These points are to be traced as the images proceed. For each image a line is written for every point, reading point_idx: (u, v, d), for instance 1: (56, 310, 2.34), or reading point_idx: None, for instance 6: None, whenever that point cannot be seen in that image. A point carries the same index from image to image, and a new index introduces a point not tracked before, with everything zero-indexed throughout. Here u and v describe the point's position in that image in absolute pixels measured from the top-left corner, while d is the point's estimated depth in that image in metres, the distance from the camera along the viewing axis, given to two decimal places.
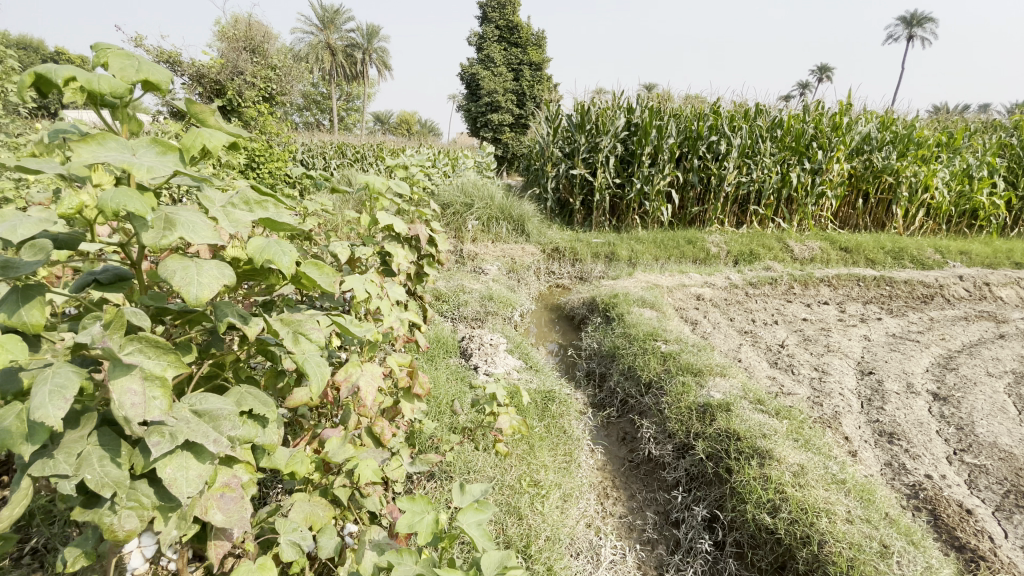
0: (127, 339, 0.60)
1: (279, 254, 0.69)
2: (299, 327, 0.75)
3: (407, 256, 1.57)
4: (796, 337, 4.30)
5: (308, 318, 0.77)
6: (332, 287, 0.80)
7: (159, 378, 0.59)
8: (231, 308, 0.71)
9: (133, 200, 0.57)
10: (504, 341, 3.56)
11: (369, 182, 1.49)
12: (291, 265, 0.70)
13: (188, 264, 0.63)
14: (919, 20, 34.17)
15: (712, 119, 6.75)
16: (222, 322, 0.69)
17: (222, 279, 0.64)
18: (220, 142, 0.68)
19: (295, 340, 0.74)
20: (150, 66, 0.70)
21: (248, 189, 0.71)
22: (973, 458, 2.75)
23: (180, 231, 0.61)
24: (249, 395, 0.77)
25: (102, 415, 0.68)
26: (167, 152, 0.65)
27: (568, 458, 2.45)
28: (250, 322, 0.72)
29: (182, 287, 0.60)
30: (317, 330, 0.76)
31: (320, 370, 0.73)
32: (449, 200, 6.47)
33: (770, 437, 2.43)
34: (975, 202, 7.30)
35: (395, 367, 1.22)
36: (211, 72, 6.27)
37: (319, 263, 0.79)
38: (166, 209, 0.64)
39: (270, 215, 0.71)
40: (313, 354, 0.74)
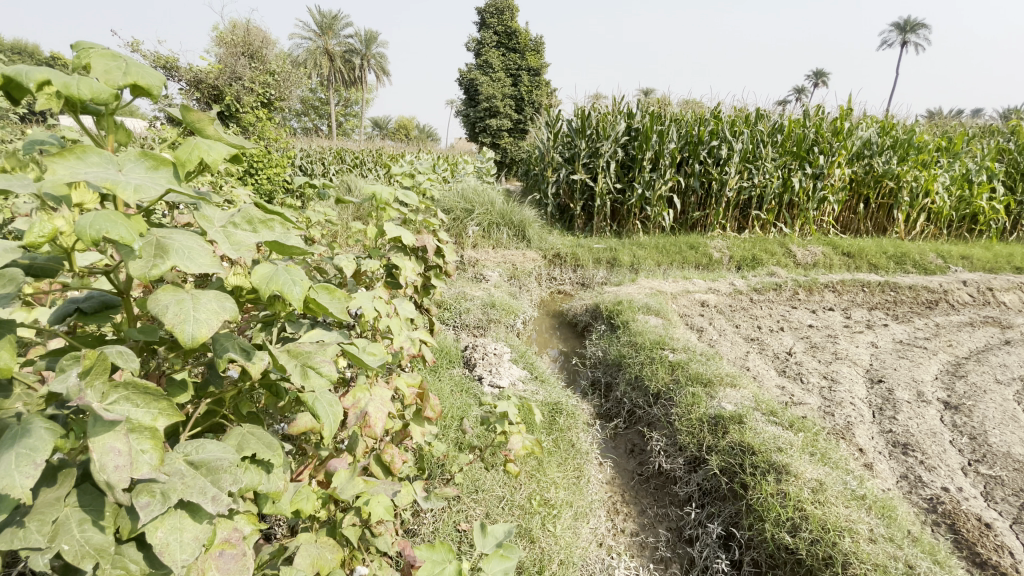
0: (111, 388, 0.53)
1: (288, 284, 0.63)
2: (308, 359, 0.68)
3: (415, 268, 1.51)
4: (802, 344, 4.24)
5: (317, 349, 0.69)
6: (344, 314, 0.73)
7: (148, 429, 0.53)
8: (233, 340, 0.64)
9: (117, 225, 0.50)
10: (508, 350, 3.48)
11: (376, 193, 1.43)
12: (300, 296, 0.63)
13: (182, 297, 0.56)
14: (914, 27, 34.41)
15: (713, 123, 6.72)
16: (222, 357, 0.62)
17: (221, 314, 0.57)
18: (220, 156, 0.62)
19: (303, 375, 0.66)
20: (141, 68, 0.63)
21: (251, 207, 0.64)
22: (989, 469, 2.67)
23: (172, 259, 0.54)
24: (251, 437, 0.70)
25: (82, 471, 0.62)
26: (159, 167, 0.59)
27: (578, 473, 2.38)
28: (256, 356, 0.65)
29: (177, 328, 0.53)
30: (329, 364, 0.68)
31: (332, 410, 0.68)
32: (449, 206, 6.41)
33: (787, 451, 2.36)
34: (976, 206, 7.26)
35: (405, 389, 1.14)
36: (209, 77, 6.23)
37: (329, 286, 0.73)
38: (157, 233, 0.57)
39: (275, 236, 0.63)
40: (324, 393, 0.69)
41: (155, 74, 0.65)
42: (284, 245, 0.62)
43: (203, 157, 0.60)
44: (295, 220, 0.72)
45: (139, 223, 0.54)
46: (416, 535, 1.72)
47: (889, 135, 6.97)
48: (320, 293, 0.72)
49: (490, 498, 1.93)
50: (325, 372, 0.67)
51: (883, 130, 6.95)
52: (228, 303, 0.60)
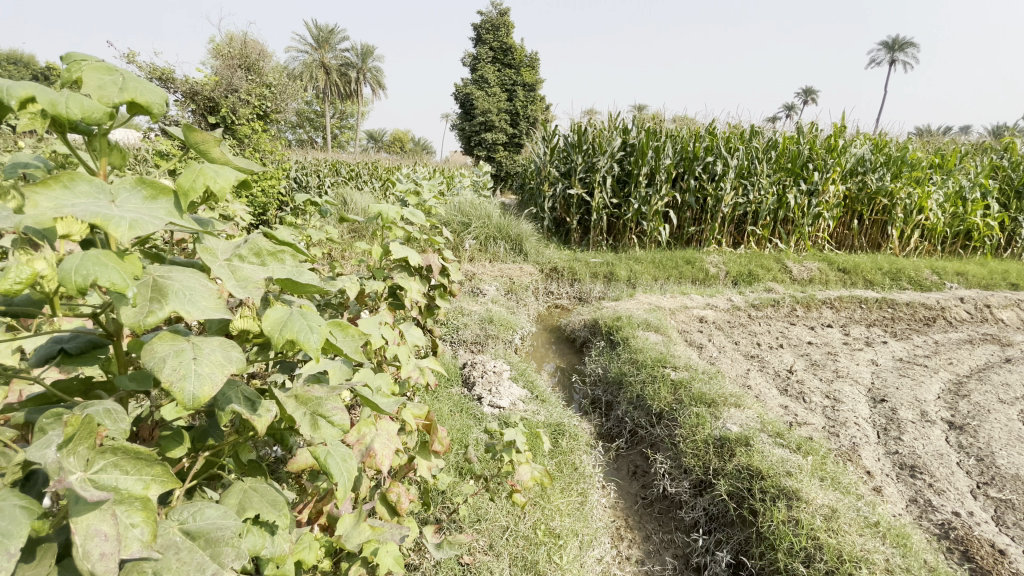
0: (97, 453, 0.47)
1: (304, 331, 0.57)
2: (319, 408, 0.60)
3: (421, 289, 1.44)
4: (803, 361, 4.20)
5: (329, 394, 0.62)
6: (357, 353, 0.67)
7: (139, 500, 0.47)
8: (237, 389, 0.58)
9: (108, 270, 0.45)
10: (508, 367, 3.40)
11: (381, 212, 1.36)
12: (318, 343, 0.57)
13: (182, 348, 0.50)
14: (901, 47, 35.18)
15: (709, 140, 6.75)
16: (225, 411, 0.55)
17: (226, 366, 0.51)
18: (228, 184, 0.56)
19: (313, 424, 0.58)
20: (140, 83, 0.57)
21: (259, 238, 0.58)
22: (998, 493, 2.62)
23: (172, 305, 0.48)
24: (253, 494, 0.64)
25: (61, 546, 0.55)
26: (158, 197, 0.53)
27: (581, 499, 2.30)
28: (263, 407, 0.59)
29: (175, 385, 0.47)
30: (341, 412, 0.60)
31: (346, 466, 0.64)
32: (446, 219, 6.39)
33: (796, 475, 2.30)
34: (969, 223, 7.31)
35: (412, 420, 1.06)
36: (205, 89, 6.20)
37: (342, 323, 0.68)
38: (155, 272, 0.52)
39: (288, 272, 0.58)
40: (336, 448, 0.64)
41: (155, 89, 0.59)
42: (297, 279, 0.56)
43: (208, 185, 0.54)
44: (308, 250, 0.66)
45: (134, 264, 0.48)
46: (417, 570, 1.65)
47: (882, 153, 7.03)
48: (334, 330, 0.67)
49: (493, 529, 1.87)
50: (339, 423, 0.59)
51: (876, 148, 7.01)
52: (235, 352, 0.54)
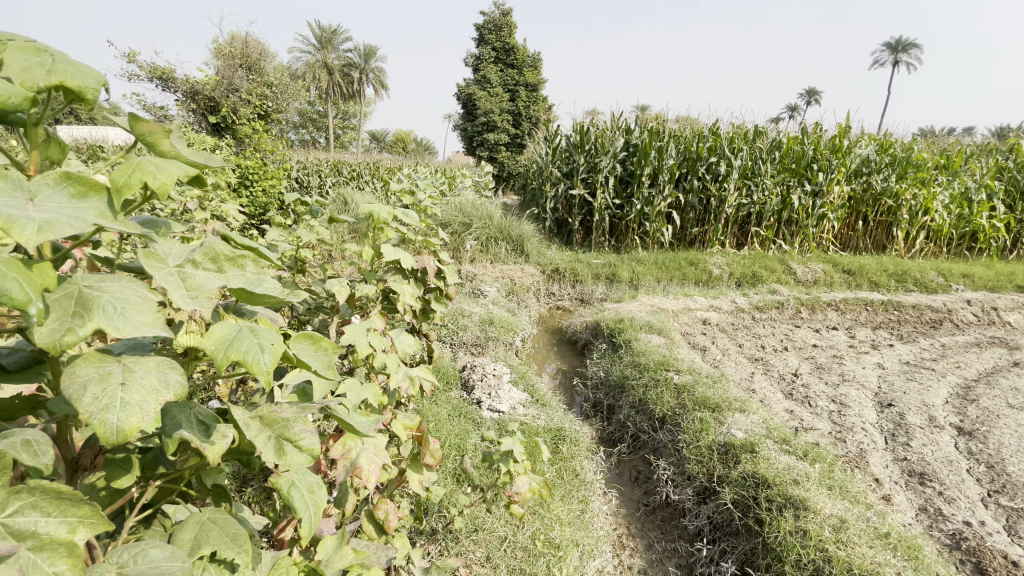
0: (12, 494, 0.43)
1: (253, 350, 0.51)
2: (286, 431, 0.54)
3: (414, 292, 1.38)
4: (808, 364, 4.13)
5: (299, 414, 0.55)
6: (329, 370, 0.61)
7: (63, 545, 0.43)
8: (190, 412, 0.52)
9: (11, 282, 0.39)
10: (508, 370, 3.34)
11: (372, 212, 1.30)
12: (272, 362, 0.51)
13: (109, 371, 0.46)
14: (906, 47, 34.99)
15: (712, 140, 6.68)
16: (172, 438, 0.49)
17: (161, 393, 0.47)
18: (170, 182, 0.51)
19: (278, 452, 0.52)
20: (73, 66, 0.51)
21: (215, 241, 0.53)
22: (1009, 501, 2.55)
23: (94, 322, 0.44)
24: (210, 529, 0.59)
25: None
26: (87, 194, 0.48)
27: (582, 506, 2.25)
28: (218, 432, 0.53)
29: (96, 417, 0.43)
30: (311, 435, 0.54)
31: (312, 498, 0.59)
32: (447, 219, 6.34)
33: (803, 484, 2.24)
34: (975, 224, 7.22)
35: (402, 431, 1.01)
36: (206, 88, 6.18)
37: (313, 336, 0.62)
38: (82, 282, 0.48)
39: (245, 281, 0.52)
40: (302, 479, 0.60)
41: (90, 73, 0.54)
42: (246, 289, 0.50)
43: (147, 179, 0.50)
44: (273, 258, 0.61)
45: (46, 275, 0.43)
46: None
47: (888, 153, 6.95)
48: (304, 347, 0.61)
49: (491, 539, 1.81)
50: (308, 449, 0.53)
51: (881, 148, 6.93)
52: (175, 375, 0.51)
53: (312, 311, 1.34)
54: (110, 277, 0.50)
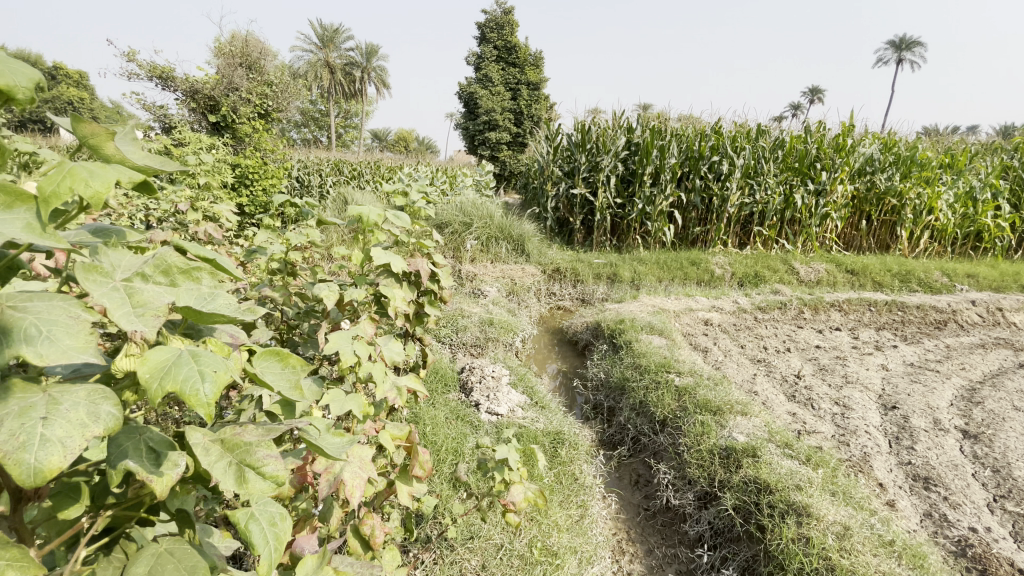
0: None
1: (192, 379, 0.46)
2: (247, 456, 0.49)
3: (406, 296, 1.35)
4: (811, 366, 4.08)
5: (264, 438, 0.51)
6: (296, 392, 0.59)
7: None
8: (138, 438, 0.47)
9: None
10: (507, 372, 3.30)
11: (362, 214, 1.27)
12: (213, 394, 0.47)
13: (34, 403, 0.43)
14: (909, 46, 34.82)
15: (714, 139, 6.63)
16: (116, 469, 0.45)
17: (92, 426, 0.43)
18: (108, 188, 0.47)
19: (240, 480, 0.47)
20: (0, 64, 0.48)
21: (167, 253, 0.51)
22: (1015, 507, 2.50)
23: (16, 348, 0.41)
24: (167, 563, 0.51)
25: None
26: (15, 206, 0.45)
27: (581, 511, 2.21)
28: (169, 461, 0.48)
29: (10, 457, 0.39)
30: (275, 461, 0.49)
31: (273, 532, 0.56)
32: (447, 219, 6.31)
33: (806, 490, 2.20)
34: (980, 224, 7.16)
35: (390, 443, 0.98)
36: (206, 87, 6.16)
37: (280, 352, 0.60)
38: (6, 302, 0.45)
39: (196, 299, 0.49)
40: (262, 514, 0.56)
41: (22, 70, 0.51)
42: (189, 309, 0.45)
43: (78, 186, 0.46)
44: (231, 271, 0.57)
45: None
46: None
47: (891, 152, 6.89)
48: (270, 365, 0.60)
49: (487, 547, 1.78)
50: (272, 477, 0.48)
51: (885, 147, 6.86)
52: (110, 404, 0.47)
53: (302, 316, 1.30)
54: (40, 296, 0.47)
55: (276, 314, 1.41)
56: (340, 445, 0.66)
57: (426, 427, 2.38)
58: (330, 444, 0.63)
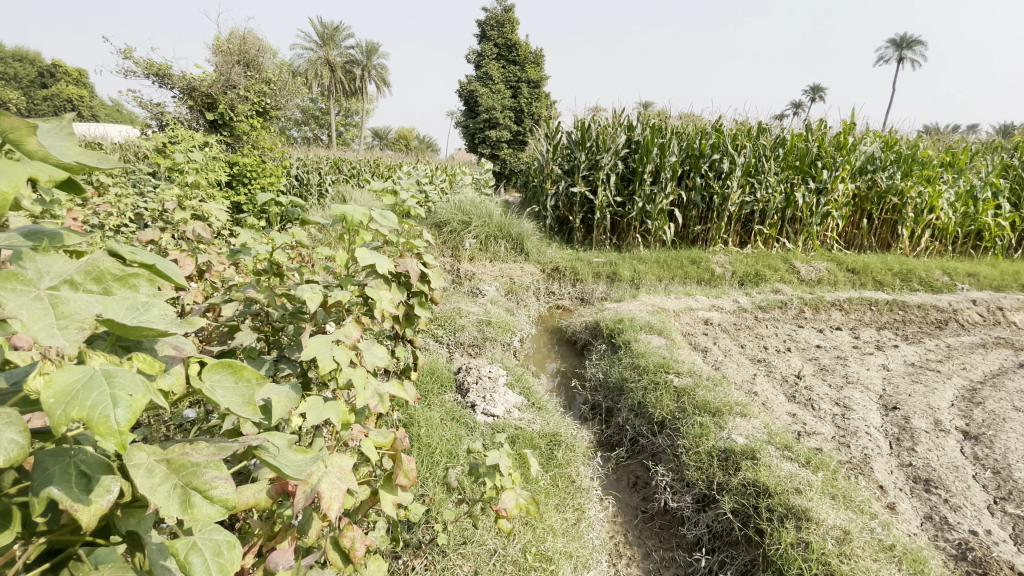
0: None
1: (103, 404, 0.40)
2: (194, 478, 0.49)
3: (394, 298, 1.31)
4: (811, 366, 4.04)
5: (215, 458, 0.51)
6: (251, 411, 0.59)
7: None
8: (66, 463, 0.44)
9: None
10: (504, 373, 3.27)
11: (346, 213, 1.22)
12: (126, 421, 0.41)
13: None
14: (911, 44, 34.69)
15: (715, 137, 6.59)
16: (39, 497, 0.42)
17: None
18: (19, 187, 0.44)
19: (185, 505, 0.47)
20: None
21: (102, 258, 0.49)
22: (1016, 509, 2.46)
23: None
24: None
25: None
26: None
27: (577, 515, 2.18)
28: (100, 486, 0.45)
29: None
30: (224, 484, 0.49)
31: (218, 561, 0.53)
32: (446, 218, 6.28)
33: (806, 493, 2.17)
34: (981, 223, 7.11)
35: (373, 450, 0.94)
36: (203, 85, 6.10)
37: (234, 364, 0.59)
38: None
39: (125, 310, 0.46)
40: (207, 543, 0.54)
41: None
42: (117, 321, 0.43)
43: None
44: (170, 275, 0.56)
45: None
46: None
47: (892, 151, 6.84)
48: (222, 378, 0.59)
49: (480, 553, 1.75)
50: (220, 500, 0.48)
51: (886, 146, 6.82)
52: (16, 435, 0.41)
53: (287, 318, 1.27)
54: None
55: (263, 316, 1.37)
56: (303, 461, 0.65)
57: (420, 429, 2.34)
58: (291, 463, 0.62)
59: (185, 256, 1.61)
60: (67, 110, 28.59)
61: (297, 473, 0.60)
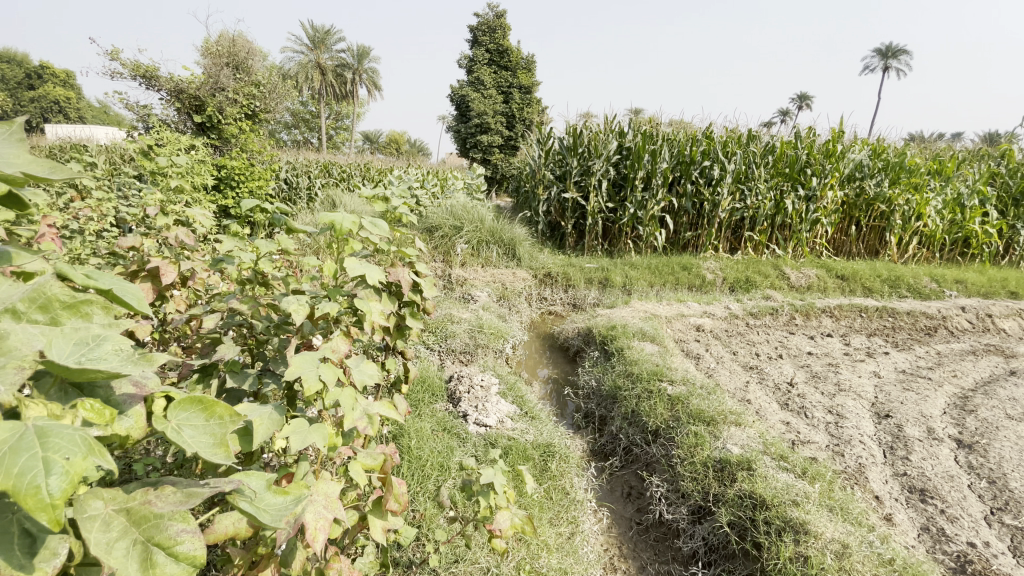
0: None
1: (34, 471, 0.36)
2: (156, 533, 0.45)
3: (385, 309, 1.27)
4: (803, 373, 4.04)
5: (181, 510, 0.47)
6: (222, 452, 0.56)
7: None
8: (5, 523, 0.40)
9: None
10: (497, 381, 3.21)
11: (334, 221, 1.17)
12: (61, 487, 0.36)
13: None
14: (896, 54, 35.33)
15: (705, 144, 6.62)
16: None
17: None
18: None
19: (146, 566, 0.44)
20: None
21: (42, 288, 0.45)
22: (1013, 520, 2.45)
23: None
24: None
25: None
26: None
27: (572, 528, 2.14)
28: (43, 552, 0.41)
29: None
30: (191, 538, 0.46)
31: None
32: (437, 223, 6.22)
33: (803, 505, 2.14)
34: (968, 230, 7.19)
35: (362, 474, 0.90)
36: (191, 87, 6.00)
37: (204, 403, 0.56)
38: None
39: (66, 355, 0.43)
40: None
41: None
42: (55, 363, 0.41)
43: None
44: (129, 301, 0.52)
45: None
46: None
47: (880, 158, 6.91)
48: (189, 417, 0.56)
49: (474, 572, 1.70)
50: (185, 558, 0.44)
51: (874, 153, 6.89)
52: None
53: (272, 330, 1.22)
54: None
55: (247, 327, 1.32)
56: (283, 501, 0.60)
57: (411, 441, 2.28)
58: (270, 506, 0.58)
59: (168, 262, 1.54)
60: (53, 111, 28.27)
61: (277, 520, 0.56)
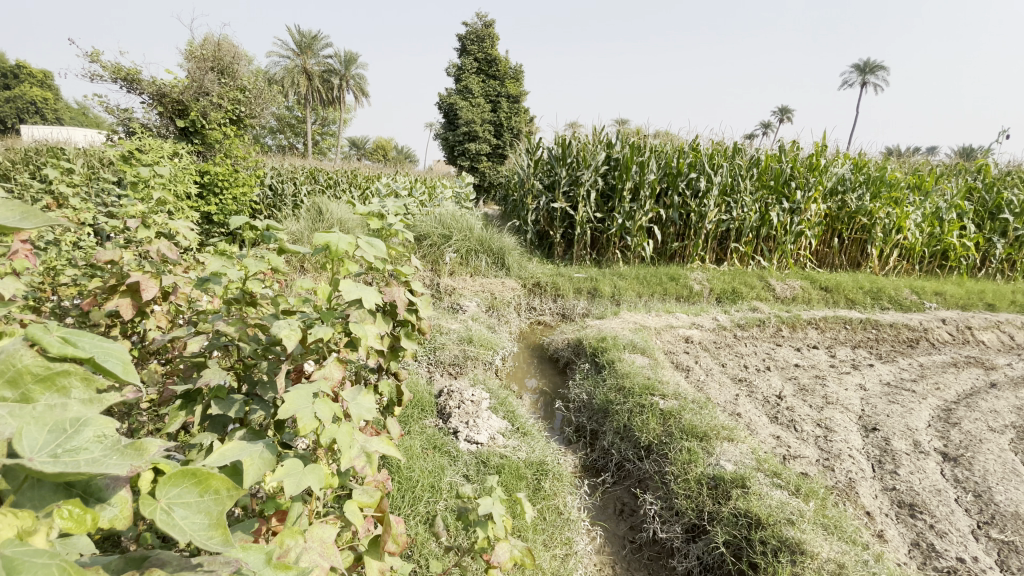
0: None
1: None
2: None
3: (380, 331, 1.22)
4: (791, 386, 4.05)
5: None
6: (216, 527, 0.51)
7: None
8: None
9: None
10: (487, 396, 3.15)
11: (329, 242, 1.12)
12: None
13: None
14: (873, 70, 36.30)
15: (692, 156, 6.68)
16: None
17: None
18: None
19: None
20: None
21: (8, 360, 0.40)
22: (1000, 534, 2.48)
23: None
24: None
25: None
26: None
27: (567, 551, 2.09)
28: None
29: None
30: None
31: None
32: (426, 231, 6.15)
33: (799, 524, 2.12)
34: (946, 243, 7.35)
35: (358, 514, 0.85)
36: (174, 91, 5.87)
37: (199, 477, 0.52)
38: None
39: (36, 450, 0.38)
40: None
41: None
42: (39, 466, 0.37)
43: None
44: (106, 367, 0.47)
45: None
46: None
47: (862, 172, 7.04)
48: (182, 493, 0.52)
49: None
50: None
51: (856, 167, 7.02)
52: None
53: (260, 354, 1.15)
54: None
55: (233, 349, 1.25)
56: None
57: (401, 461, 2.22)
58: None
59: (148, 277, 1.47)
60: (31, 112, 27.62)
61: None
